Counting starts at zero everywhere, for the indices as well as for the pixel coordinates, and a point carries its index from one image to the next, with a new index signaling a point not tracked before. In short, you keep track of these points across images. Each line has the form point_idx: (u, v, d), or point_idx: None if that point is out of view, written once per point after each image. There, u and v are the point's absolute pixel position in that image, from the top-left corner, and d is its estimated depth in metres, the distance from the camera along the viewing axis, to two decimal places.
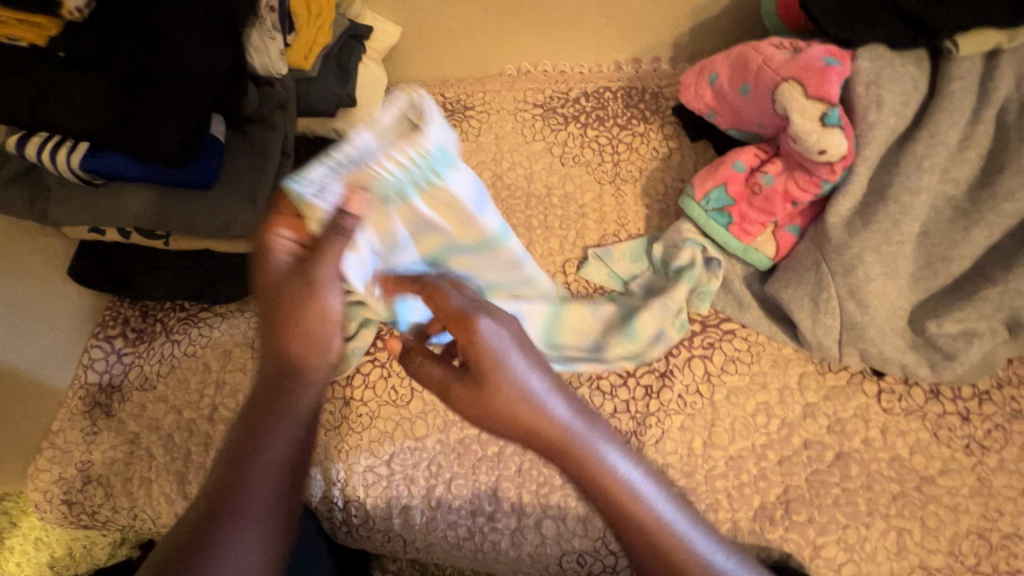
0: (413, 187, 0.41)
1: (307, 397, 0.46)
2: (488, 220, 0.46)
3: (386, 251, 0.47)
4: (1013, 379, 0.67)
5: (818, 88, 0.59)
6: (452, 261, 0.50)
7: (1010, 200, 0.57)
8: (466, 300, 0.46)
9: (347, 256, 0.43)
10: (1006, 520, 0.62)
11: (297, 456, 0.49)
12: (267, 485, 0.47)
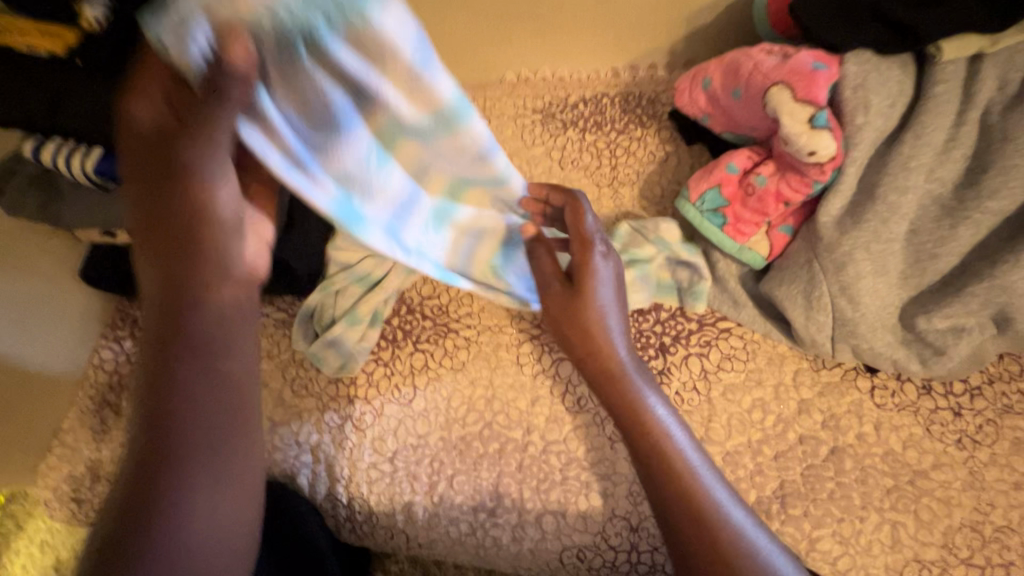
0: (325, 23, 0.35)
1: (219, 293, 0.41)
2: (441, 86, 0.42)
3: (318, 127, 0.42)
4: (1004, 375, 0.69)
5: (807, 92, 0.61)
6: (403, 142, 0.48)
7: (994, 199, 0.59)
8: (596, 228, 0.61)
9: (251, 130, 0.39)
10: (998, 513, 0.64)
11: (230, 394, 0.41)
12: (205, 415, 0.40)
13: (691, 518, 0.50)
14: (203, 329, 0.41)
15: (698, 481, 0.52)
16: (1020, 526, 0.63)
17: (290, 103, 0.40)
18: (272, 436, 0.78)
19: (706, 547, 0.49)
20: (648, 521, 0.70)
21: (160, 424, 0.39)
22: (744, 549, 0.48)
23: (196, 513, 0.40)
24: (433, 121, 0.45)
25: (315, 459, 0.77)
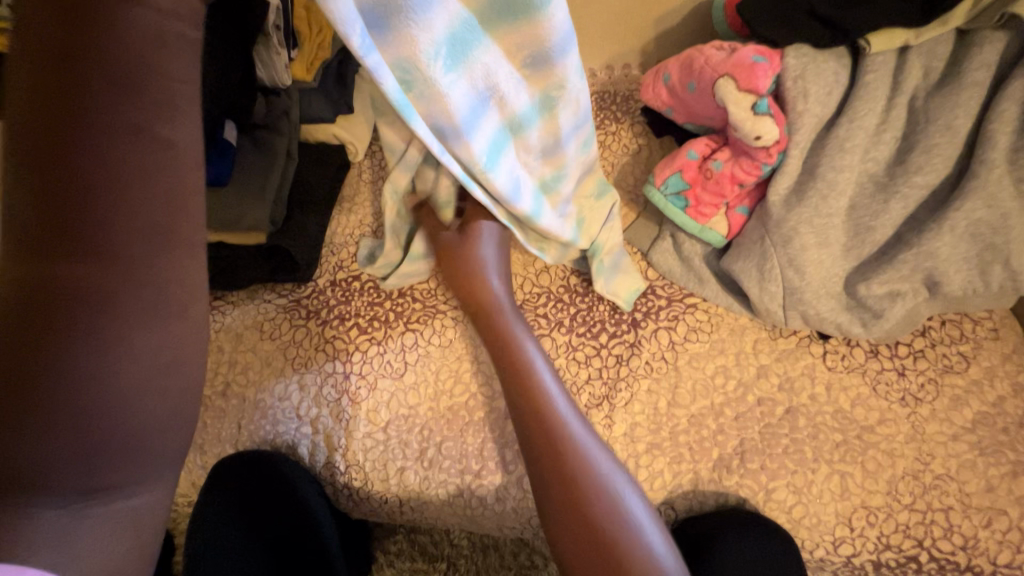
0: None
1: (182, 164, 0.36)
2: None
3: None
4: (944, 339, 0.75)
5: (748, 82, 0.67)
6: None
7: (920, 174, 0.66)
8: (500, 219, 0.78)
9: None
10: (937, 462, 0.70)
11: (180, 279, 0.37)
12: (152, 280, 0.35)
13: (558, 472, 0.60)
14: (125, 200, 0.33)
15: (564, 434, 0.62)
16: (958, 474, 0.69)
17: None
18: (275, 410, 0.85)
19: (567, 482, 0.60)
20: None
21: (95, 316, 0.33)
22: (599, 484, 0.60)
23: (115, 434, 0.35)
24: None
25: (314, 431, 0.83)
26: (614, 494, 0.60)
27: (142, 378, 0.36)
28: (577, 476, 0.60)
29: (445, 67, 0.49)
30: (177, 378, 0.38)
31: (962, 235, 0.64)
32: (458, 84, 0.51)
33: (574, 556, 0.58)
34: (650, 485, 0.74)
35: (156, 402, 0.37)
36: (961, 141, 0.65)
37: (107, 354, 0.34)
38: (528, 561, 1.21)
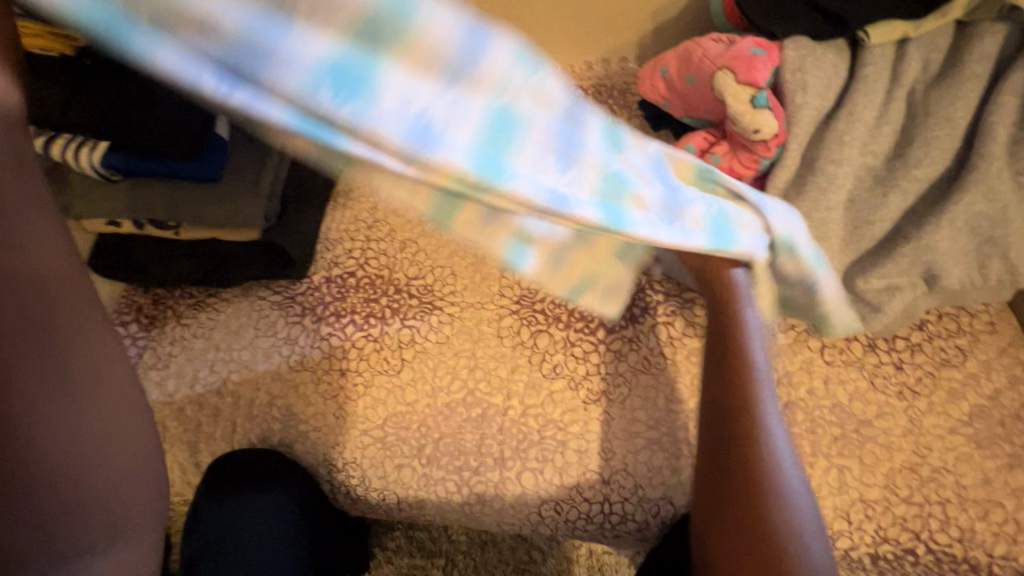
0: None
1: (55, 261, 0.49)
2: None
3: None
4: (942, 332, 0.75)
5: (747, 74, 0.67)
6: None
7: (919, 167, 0.66)
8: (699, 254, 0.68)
9: None
10: (935, 456, 0.70)
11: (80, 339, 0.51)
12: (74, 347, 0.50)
13: (744, 445, 0.62)
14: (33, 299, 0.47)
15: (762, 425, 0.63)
16: (955, 467, 0.70)
17: None
18: (271, 408, 0.84)
19: (744, 474, 0.61)
20: (619, 474, 0.75)
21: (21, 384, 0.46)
22: (774, 489, 0.60)
23: (60, 461, 0.49)
24: None
25: (311, 428, 0.82)
26: (786, 491, 0.60)
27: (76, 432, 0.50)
28: (758, 488, 0.60)
29: (337, 95, 0.34)
30: (87, 419, 0.51)
31: (962, 229, 0.64)
32: (373, 112, 0.35)
33: (731, 544, 0.59)
34: (650, 479, 0.74)
35: (101, 437, 0.52)
36: (960, 134, 0.65)
37: (59, 423, 0.49)
38: (526, 556, 1.21)
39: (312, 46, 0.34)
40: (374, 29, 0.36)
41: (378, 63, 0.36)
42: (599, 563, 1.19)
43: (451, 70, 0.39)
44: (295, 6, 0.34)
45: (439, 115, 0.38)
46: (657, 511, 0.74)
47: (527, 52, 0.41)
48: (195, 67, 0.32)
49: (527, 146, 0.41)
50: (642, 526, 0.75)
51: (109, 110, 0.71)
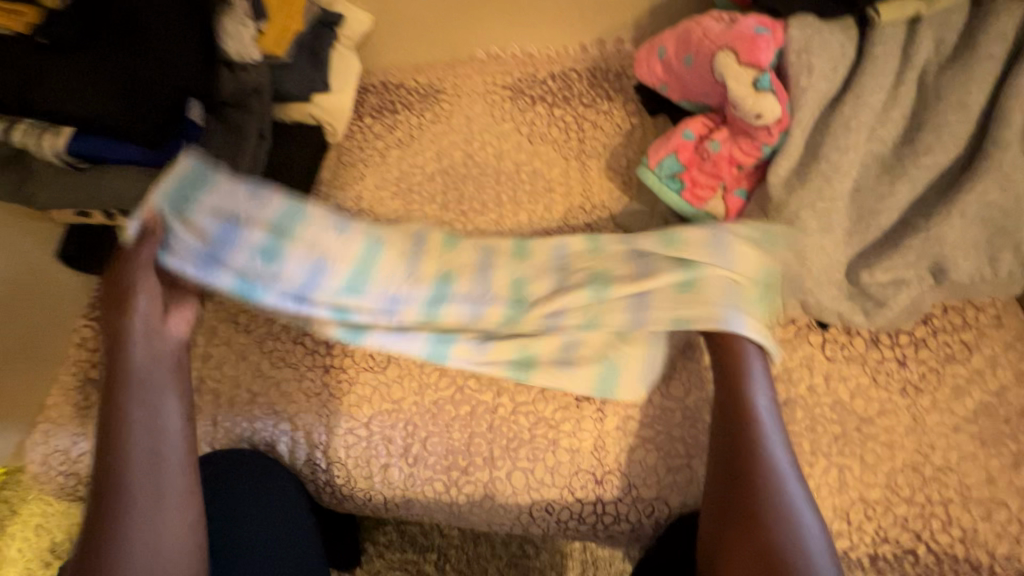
0: (180, 206, 0.70)
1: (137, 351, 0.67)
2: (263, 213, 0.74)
3: (210, 247, 0.71)
4: (947, 327, 0.73)
5: (749, 55, 0.63)
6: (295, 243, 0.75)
7: (928, 155, 0.62)
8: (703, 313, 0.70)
9: (168, 258, 0.70)
10: (938, 454, 0.68)
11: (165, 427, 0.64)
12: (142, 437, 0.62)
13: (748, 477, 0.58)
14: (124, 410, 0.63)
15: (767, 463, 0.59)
16: (958, 466, 0.68)
17: (189, 234, 0.71)
18: (252, 406, 0.81)
19: (750, 508, 0.56)
20: (613, 474, 0.73)
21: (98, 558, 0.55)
22: (781, 526, 0.55)
23: (141, 547, 0.57)
24: (275, 228, 0.74)
25: (294, 427, 0.80)
26: (797, 529, 0.55)
27: (151, 544, 0.57)
28: (764, 522, 0.55)
29: (354, 292, 0.77)
30: (158, 523, 0.59)
31: (972, 219, 0.61)
32: (376, 295, 0.78)
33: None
34: (644, 479, 0.72)
35: (176, 534, 0.58)
36: (973, 120, 0.62)
37: (139, 555, 0.56)
38: (519, 550, 1.19)
39: (336, 277, 0.76)
40: (369, 265, 0.78)
41: (370, 279, 0.78)
42: (593, 557, 1.18)
43: (406, 275, 0.79)
44: (335, 261, 0.76)
45: (401, 297, 0.78)
46: (652, 511, 0.72)
47: (446, 262, 0.80)
48: (286, 301, 0.75)
49: (454, 300, 0.78)
50: (636, 526, 0.73)
51: (70, 88, 0.68)
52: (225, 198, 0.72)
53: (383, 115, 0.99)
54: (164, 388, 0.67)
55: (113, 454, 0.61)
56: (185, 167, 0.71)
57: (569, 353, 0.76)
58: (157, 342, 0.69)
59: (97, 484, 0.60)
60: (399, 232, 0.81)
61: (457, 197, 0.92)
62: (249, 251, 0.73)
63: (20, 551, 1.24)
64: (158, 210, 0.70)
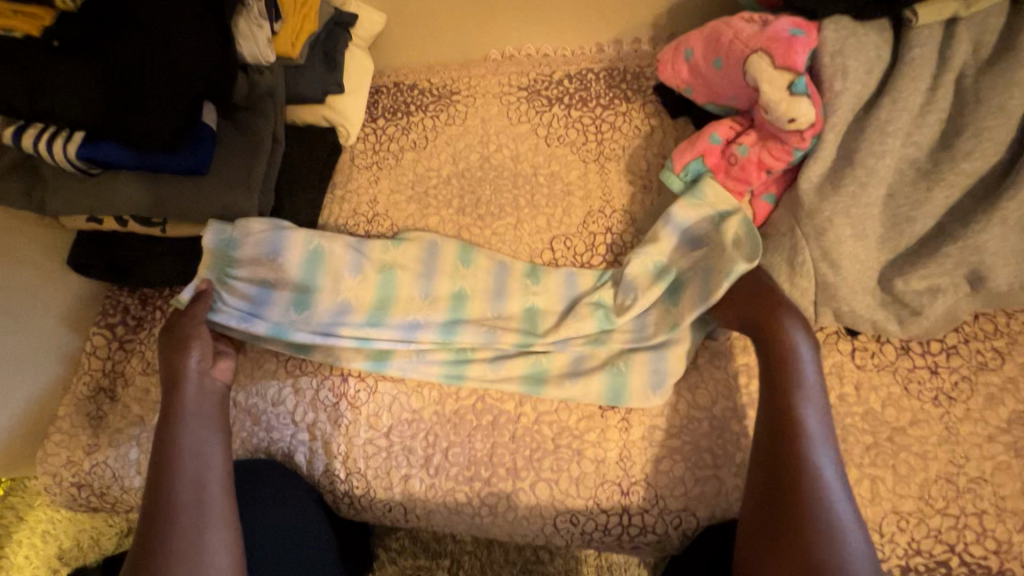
0: (228, 266, 0.81)
1: (189, 392, 0.71)
2: (289, 259, 0.82)
3: (251, 304, 0.80)
4: (979, 334, 0.72)
5: (784, 58, 0.62)
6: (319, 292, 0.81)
7: (967, 160, 0.61)
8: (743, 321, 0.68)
9: (218, 316, 0.78)
10: (972, 465, 0.67)
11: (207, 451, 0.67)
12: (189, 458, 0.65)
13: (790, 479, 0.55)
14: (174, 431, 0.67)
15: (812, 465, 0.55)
16: (993, 476, 0.66)
17: (233, 298, 0.80)
18: (268, 416, 0.79)
19: (790, 512, 0.54)
20: (639, 485, 0.71)
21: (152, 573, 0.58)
22: (821, 532, 0.52)
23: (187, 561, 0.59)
24: (303, 271, 0.82)
25: (311, 437, 0.78)
26: (839, 538, 0.52)
27: (195, 560, 0.59)
28: (806, 528, 0.52)
29: (374, 325, 0.79)
30: (201, 542, 0.60)
31: (1013, 226, 0.60)
32: (394, 325, 0.80)
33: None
34: (671, 491, 0.71)
35: (220, 552, 0.60)
36: (1014, 124, 0.60)
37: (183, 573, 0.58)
38: (533, 556, 1.18)
39: (357, 317, 0.80)
40: (387, 299, 0.82)
41: (386, 311, 0.81)
42: (608, 563, 1.16)
43: (421, 304, 0.81)
44: (353, 302, 0.81)
45: (419, 325, 0.80)
46: (679, 523, 0.71)
47: (458, 291, 0.82)
48: (311, 338, 0.78)
49: (469, 331, 0.79)
50: (663, 538, 0.72)
51: (86, 96, 0.66)
52: (259, 263, 0.82)
53: (397, 117, 0.97)
54: (207, 412, 0.71)
55: (161, 481, 0.63)
56: (210, 242, 0.80)
57: (580, 366, 0.77)
58: (206, 382, 0.73)
59: (148, 506, 0.62)
60: (411, 249, 0.84)
61: (474, 201, 0.90)
62: (282, 305, 0.81)
63: (28, 559, 1.23)
64: (207, 280, 0.80)
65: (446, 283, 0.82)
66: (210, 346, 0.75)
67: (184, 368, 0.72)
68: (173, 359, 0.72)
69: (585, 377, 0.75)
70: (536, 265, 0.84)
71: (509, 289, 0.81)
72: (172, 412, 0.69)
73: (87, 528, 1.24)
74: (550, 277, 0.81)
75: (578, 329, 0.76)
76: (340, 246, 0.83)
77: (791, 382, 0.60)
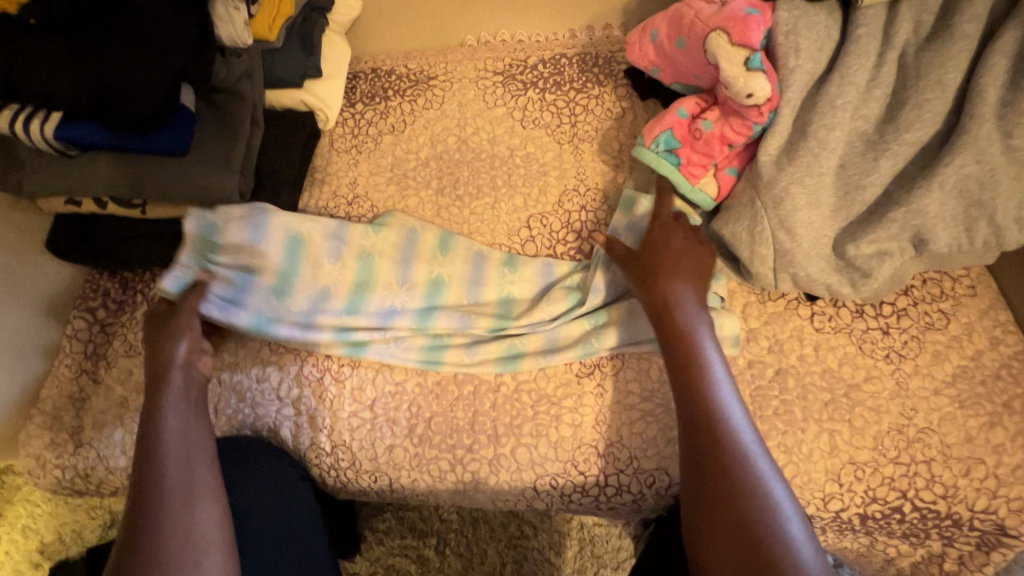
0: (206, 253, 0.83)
1: (174, 379, 0.72)
2: (266, 245, 0.83)
3: (231, 289, 0.82)
4: (926, 297, 0.77)
5: (741, 36, 0.66)
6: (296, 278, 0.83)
7: (910, 131, 0.65)
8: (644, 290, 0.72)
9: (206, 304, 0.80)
10: (920, 417, 0.72)
11: (193, 436, 0.68)
12: (177, 440, 0.67)
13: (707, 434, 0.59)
14: (161, 415, 0.68)
15: (724, 415, 0.60)
16: (940, 427, 0.71)
17: (213, 283, 0.82)
18: (253, 392, 0.81)
19: (716, 466, 0.57)
20: (614, 446, 0.75)
21: (139, 546, 0.57)
22: (751, 486, 0.55)
23: (179, 533, 0.59)
24: (280, 258, 0.83)
25: (297, 412, 0.80)
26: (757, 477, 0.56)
27: (186, 533, 0.59)
28: (729, 476, 0.56)
29: (351, 310, 0.82)
30: (192, 516, 0.61)
31: (951, 191, 0.64)
32: (371, 310, 0.82)
33: (716, 540, 0.54)
34: (645, 451, 0.74)
35: (209, 526, 0.61)
36: (950, 96, 0.65)
37: (173, 545, 0.58)
38: (519, 532, 1.21)
39: (334, 302, 0.82)
40: (364, 283, 0.84)
41: (364, 294, 0.83)
42: (591, 535, 1.20)
43: (398, 288, 0.84)
44: (331, 286, 0.83)
45: (395, 309, 0.82)
46: (652, 482, 0.74)
47: (434, 279, 0.84)
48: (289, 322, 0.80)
49: (441, 317, 0.81)
50: (638, 497, 0.75)
51: (64, 75, 0.67)
52: (240, 251, 0.83)
53: (375, 101, 0.99)
54: (194, 399, 0.72)
55: (148, 465, 0.64)
56: (191, 227, 0.83)
57: (553, 345, 0.79)
58: (192, 371, 0.74)
59: (135, 486, 0.63)
60: (389, 235, 0.86)
61: (452, 182, 0.93)
62: (261, 292, 0.83)
63: (9, 554, 1.22)
64: (190, 266, 0.82)
65: (422, 271, 0.84)
66: (197, 336, 0.77)
67: (171, 359, 0.73)
68: (160, 350, 0.74)
69: (561, 354, 0.78)
70: (512, 254, 0.86)
71: (486, 276, 0.84)
72: (157, 398, 0.70)
73: (70, 522, 1.23)
74: (526, 265, 0.84)
75: (551, 310, 0.79)
76: (318, 234, 0.85)
77: (694, 352, 0.65)
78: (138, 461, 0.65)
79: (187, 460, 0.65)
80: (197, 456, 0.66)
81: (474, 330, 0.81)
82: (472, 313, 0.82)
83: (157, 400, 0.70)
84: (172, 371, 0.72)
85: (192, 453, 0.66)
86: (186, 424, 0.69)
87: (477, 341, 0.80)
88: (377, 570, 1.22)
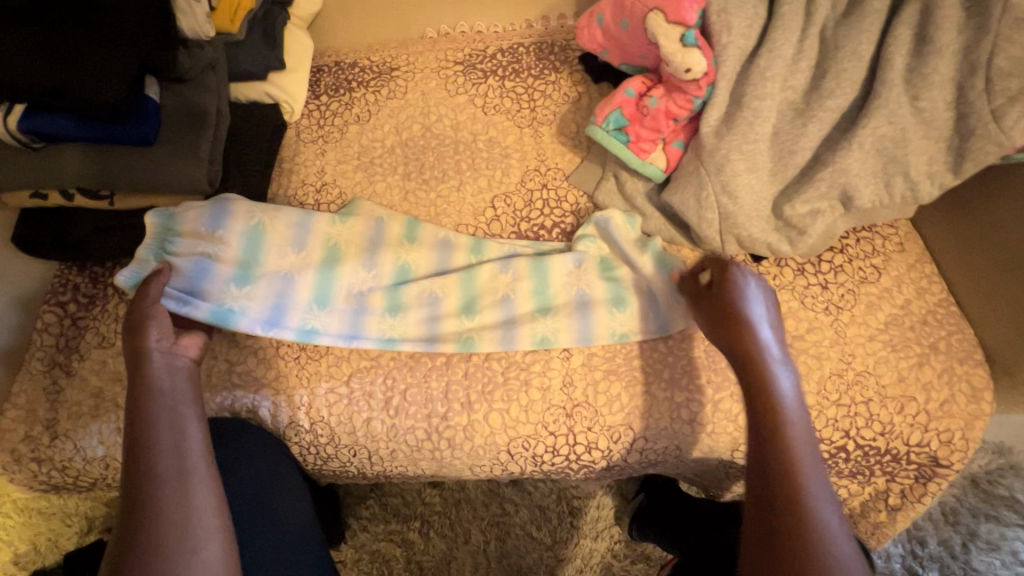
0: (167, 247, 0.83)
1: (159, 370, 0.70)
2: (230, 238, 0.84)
3: (192, 282, 0.82)
4: (861, 254, 0.84)
5: (676, 14, 0.72)
6: (261, 271, 0.85)
7: (831, 98, 0.72)
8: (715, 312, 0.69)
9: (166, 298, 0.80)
10: (858, 361, 0.78)
11: (183, 428, 0.66)
12: (166, 429, 0.64)
13: (770, 458, 0.56)
14: (150, 405, 0.66)
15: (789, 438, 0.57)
16: (875, 369, 0.78)
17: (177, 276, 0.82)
18: (230, 375, 0.83)
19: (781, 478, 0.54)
20: (582, 406, 0.79)
21: (135, 537, 0.56)
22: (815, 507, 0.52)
23: (175, 524, 0.58)
24: (245, 252, 0.85)
25: (274, 392, 0.82)
26: (813, 500, 0.53)
27: (183, 521, 0.58)
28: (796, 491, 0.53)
29: (320, 302, 0.84)
30: (188, 505, 0.59)
31: (869, 151, 0.70)
32: (337, 301, 0.84)
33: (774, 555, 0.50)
34: (610, 409, 0.79)
35: (207, 513, 0.60)
36: (865, 65, 0.71)
37: (170, 533, 0.57)
38: (500, 510, 1.24)
39: (302, 293, 0.84)
40: (329, 272, 0.85)
41: (330, 285, 0.85)
42: (570, 508, 1.24)
43: (364, 276, 0.86)
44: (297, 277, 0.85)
45: (365, 298, 0.85)
46: (618, 437, 0.79)
47: (400, 266, 0.87)
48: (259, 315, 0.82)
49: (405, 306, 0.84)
50: (606, 453, 0.80)
51: (29, 66, 0.68)
52: (200, 240, 0.84)
53: (339, 93, 1.02)
54: (187, 389, 0.70)
55: (139, 452, 0.62)
56: (152, 218, 0.83)
57: (507, 324, 0.83)
58: (174, 359, 0.72)
59: (128, 473, 0.61)
60: (357, 225, 0.89)
61: (419, 167, 0.96)
62: (226, 283, 0.83)
63: None
64: (146, 258, 0.82)
65: (388, 258, 0.87)
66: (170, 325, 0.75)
67: (148, 348, 0.71)
68: (136, 339, 0.72)
69: (516, 330, 0.82)
70: (479, 239, 0.89)
71: (453, 261, 0.87)
72: (142, 388, 0.68)
73: (43, 531, 1.14)
74: (492, 250, 0.87)
75: (512, 293, 0.84)
76: (283, 224, 0.87)
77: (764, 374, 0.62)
78: (129, 449, 0.63)
79: (179, 450, 0.63)
80: (189, 445, 0.64)
81: (434, 315, 0.84)
82: (436, 294, 0.85)
83: (143, 390, 0.68)
84: (153, 363, 0.70)
85: (183, 442, 0.64)
86: (177, 416, 0.66)
87: (435, 324, 0.83)
88: (363, 556, 1.23)
